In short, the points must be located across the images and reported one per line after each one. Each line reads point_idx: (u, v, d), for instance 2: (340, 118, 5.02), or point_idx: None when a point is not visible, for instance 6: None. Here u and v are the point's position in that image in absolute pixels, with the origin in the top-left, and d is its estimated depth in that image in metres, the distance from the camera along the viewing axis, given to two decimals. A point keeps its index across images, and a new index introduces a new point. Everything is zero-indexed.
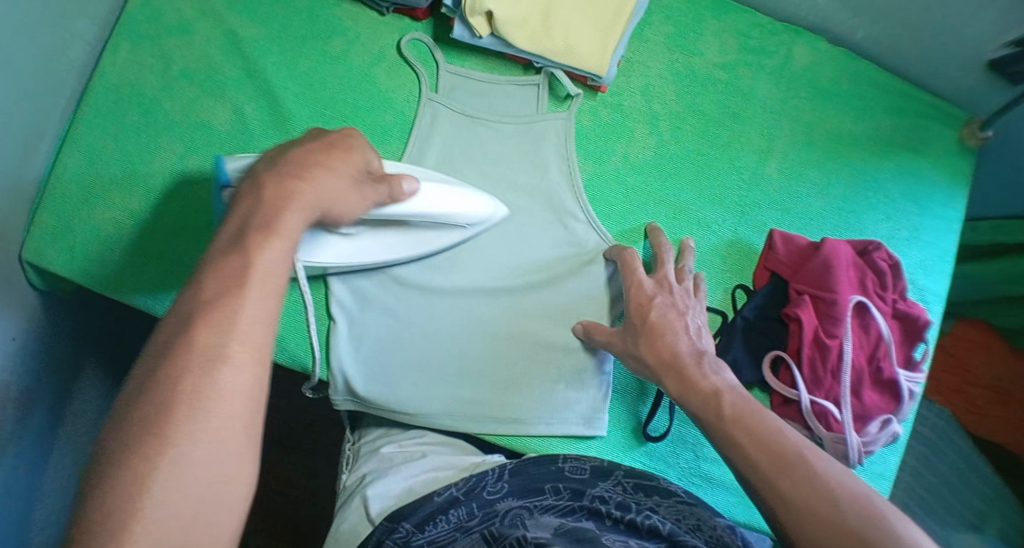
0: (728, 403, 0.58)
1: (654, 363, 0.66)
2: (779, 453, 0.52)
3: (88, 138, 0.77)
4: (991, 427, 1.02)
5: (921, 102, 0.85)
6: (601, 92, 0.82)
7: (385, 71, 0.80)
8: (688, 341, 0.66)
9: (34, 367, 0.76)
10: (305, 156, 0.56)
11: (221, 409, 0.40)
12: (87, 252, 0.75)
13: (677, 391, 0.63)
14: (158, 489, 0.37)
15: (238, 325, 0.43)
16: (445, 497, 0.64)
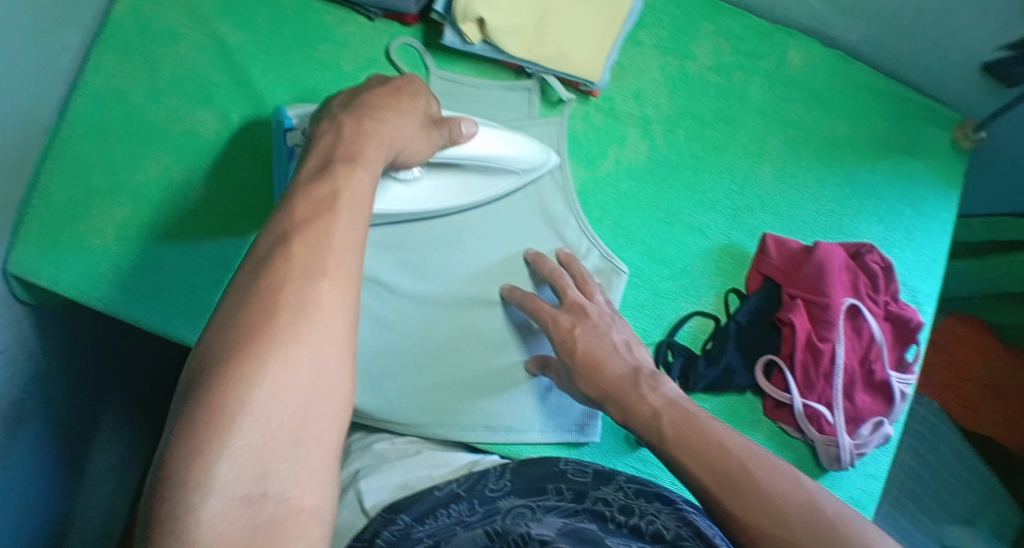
0: (671, 418, 0.58)
1: (597, 388, 0.64)
2: (723, 467, 0.52)
3: (74, 147, 0.75)
4: (982, 423, 1.03)
5: (914, 104, 0.85)
6: (593, 96, 0.81)
7: (375, 77, 0.79)
8: (622, 360, 0.65)
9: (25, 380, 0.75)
10: (372, 98, 0.55)
11: (326, 315, 0.39)
12: (76, 264, 0.74)
13: (623, 417, 0.62)
14: (264, 389, 0.36)
15: (331, 244, 0.42)
16: (445, 493, 0.64)
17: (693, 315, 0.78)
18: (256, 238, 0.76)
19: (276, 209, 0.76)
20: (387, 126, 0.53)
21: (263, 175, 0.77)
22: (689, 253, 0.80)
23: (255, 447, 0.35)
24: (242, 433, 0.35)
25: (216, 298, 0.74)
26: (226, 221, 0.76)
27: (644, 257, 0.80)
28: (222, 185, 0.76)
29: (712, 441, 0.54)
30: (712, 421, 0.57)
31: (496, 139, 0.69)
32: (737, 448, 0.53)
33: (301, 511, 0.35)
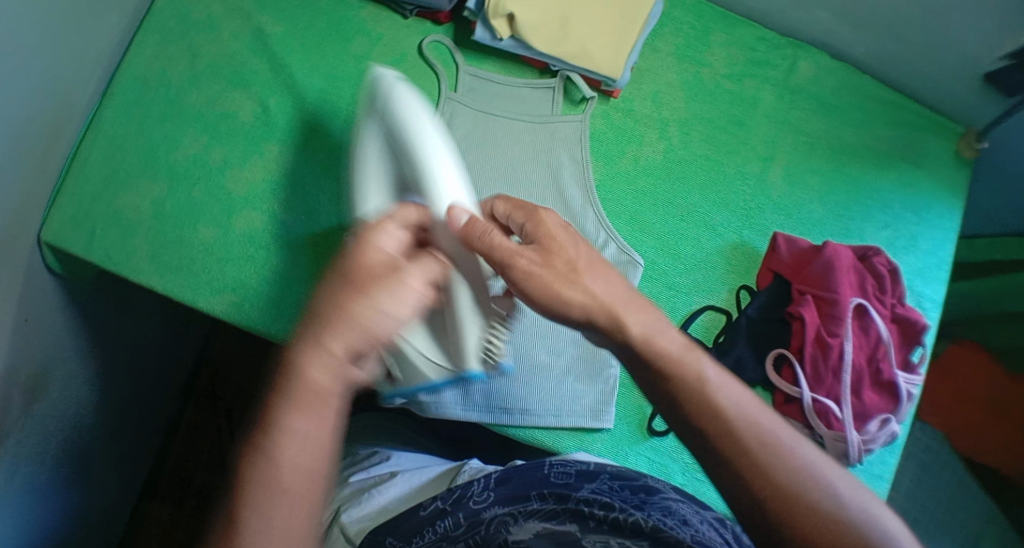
0: (689, 376, 0.53)
1: (601, 321, 0.56)
2: (745, 442, 0.49)
3: (114, 124, 0.79)
4: (984, 452, 1.03)
5: (917, 116, 0.89)
6: (613, 97, 0.85)
7: (406, 71, 0.83)
8: (579, 288, 0.57)
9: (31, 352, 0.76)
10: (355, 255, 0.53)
11: (327, 406, 0.50)
12: (108, 235, 0.76)
13: (637, 342, 0.55)
14: (286, 479, 0.48)
15: (337, 352, 0.50)
16: (430, 510, 0.67)
17: (705, 309, 0.81)
18: (285, 217, 0.78)
19: (304, 190, 0.79)
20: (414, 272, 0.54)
21: (295, 158, 0.80)
22: (702, 249, 0.83)
23: (282, 522, 0.48)
24: (273, 512, 0.48)
25: (241, 274, 0.76)
26: (255, 198, 0.79)
27: (658, 251, 0.82)
28: (255, 165, 0.79)
29: (732, 409, 0.51)
30: (726, 382, 0.53)
31: (450, 152, 0.65)
32: (752, 426, 0.50)
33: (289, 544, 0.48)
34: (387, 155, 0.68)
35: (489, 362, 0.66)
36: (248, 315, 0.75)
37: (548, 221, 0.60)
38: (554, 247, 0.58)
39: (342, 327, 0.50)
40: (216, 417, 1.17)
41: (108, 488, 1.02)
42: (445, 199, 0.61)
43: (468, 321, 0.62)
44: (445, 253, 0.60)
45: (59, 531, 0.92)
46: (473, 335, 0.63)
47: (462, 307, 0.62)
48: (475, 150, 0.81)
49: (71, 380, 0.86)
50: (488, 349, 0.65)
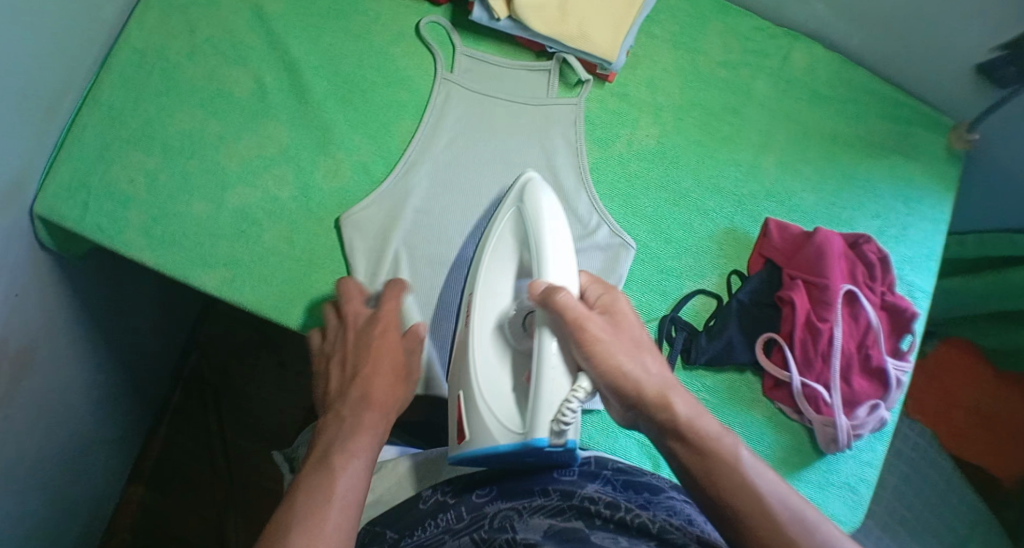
0: (722, 453, 0.57)
1: (650, 399, 0.60)
2: (780, 522, 0.52)
3: (111, 96, 0.79)
4: (977, 452, 1.04)
5: (909, 107, 0.90)
6: (608, 81, 0.86)
7: (403, 51, 0.84)
8: (641, 365, 0.61)
9: (22, 322, 0.76)
10: (337, 371, 0.70)
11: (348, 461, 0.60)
12: (102, 207, 0.76)
13: (678, 420, 0.59)
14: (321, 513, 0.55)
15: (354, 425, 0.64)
16: (430, 503, 0.69)
17: (696, 293, 0.81)
18: (279, 194, 0.78)
19: (300, 167, 0.79)
20: (371, 363, 0.68)
21: (292, 135, 0.80)
22: (694, 233, 0.83)
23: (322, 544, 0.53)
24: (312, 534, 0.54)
25: (234, 247, 0.76)
26: (251, 174, 0.79)
27: (651, 235, 0.83)
28: (250, 141, 0.80)
29: (767, 489, 0.54)
30: (757, 465, 0.57)
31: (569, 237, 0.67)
32: (786, 506, 0.54)
33: None
34: (516, 240, 0.71)
35: (556, 431, 0.60)
36: (241, 290, 0.75)
37: (619, 302, 0.65)
38: (628, 329, 0.63)
39: (345, 429, 0.64)
40: (202, 402, 1.19)
41: (93, 472, 1.02)
42: (549, 274, 0.64)
43: (553, 378, 0.60)
44: (543, 325, 0.61)
45: (44, 509, 0.91)
46: (551, 400, 0.60)
47: (552, 364, 0.60)
48: (471, 133, 0.81)
49: (62, 353, 0.86)
50: (560, 412, 0.59)
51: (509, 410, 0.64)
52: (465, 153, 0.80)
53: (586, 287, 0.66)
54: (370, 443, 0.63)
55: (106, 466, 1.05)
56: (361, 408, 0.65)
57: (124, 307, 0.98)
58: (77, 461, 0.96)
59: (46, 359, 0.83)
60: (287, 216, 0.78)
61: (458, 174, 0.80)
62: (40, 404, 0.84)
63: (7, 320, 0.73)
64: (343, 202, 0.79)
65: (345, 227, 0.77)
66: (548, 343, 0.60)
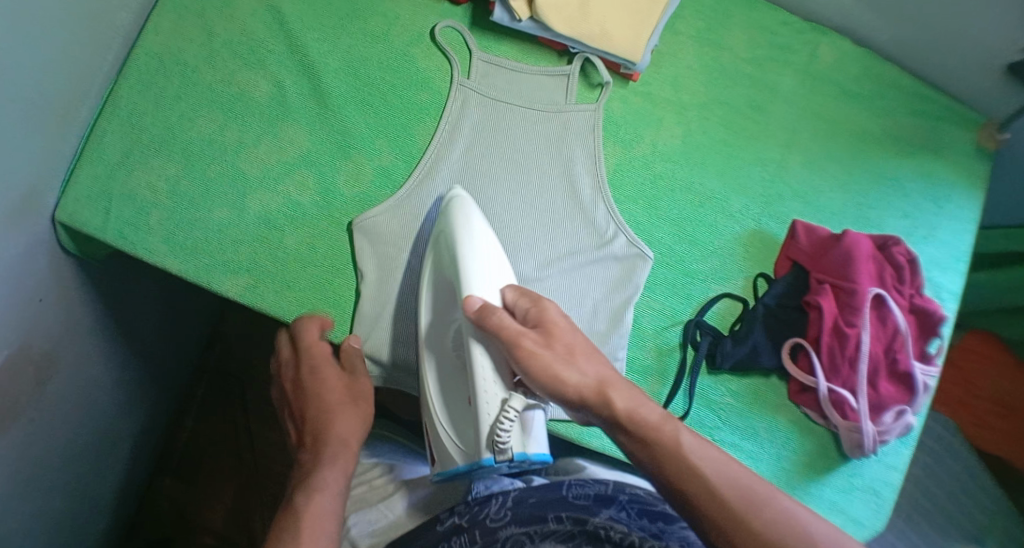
0: (665, 440, 0.57)
1: (591, 398, 0.60)
2: (730, 504, 0.53)
3: (129, 102, 0.78)
4: (995, 441, 1.04)
5: (940, 104, 0.88)
6: (633, 80, 0.84)
7: (422, 51, 0.82)
8: (577, 369, 0.61)
9: (47, 330, 0.77)
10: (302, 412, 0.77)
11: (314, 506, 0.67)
12: (123, 215, 0.76)
13: (619, 414, 0.59)
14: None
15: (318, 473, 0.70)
16: (447, 525, 0.71)
17: (722, 296, 0.80)
18: (299, 199, 0.78)
19: (319, 172, 0.79)
20: (329, 403, 0.75)
21: (311, 138, 0.79)
22: (719, 235, 0.82)
23: None
24: None
25: (255, 253, 0.76)
26: (270, 179, 0.78)
27: (675, 237, 0.81)
28: (269, 145, 0.79)
29: (710, 473, 0.55)
30: (701, 445, 0.57)
31: (493, 256, 0.70)
32: (734, 485, 0.54)
33: None
34: (439, 265, 0.72)
35: (498, 448, 0.62)
36: (264, 297, 0.75)
37: (548, 310, 0.65)
38: (558, 335, 0.63)
39: (313, 467, 0.71)
40: (229, 395, 1.20)
41: (117, 468, 1.02)
42: (473, 290, 0.66)
43: (487, 395, 0.63)
44: (474, 342, 0.65)
45: (72, 509, 0.92)
46: (489, 417, 0.63)
47: (485, 385, 0.64)
48: (486, 141, 0.80)
49: (84, 357, 0.86)
50: (496, 431, 0.62)
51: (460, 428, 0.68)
52: (486, 157, 0.79)
53: (513, 302, 0.66)
54: (336, 476, 0.71)
55: (130, 462, 1.06)
56: (322, 445, 0.73)
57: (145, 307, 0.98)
58: (102, 459, 0.97)
59: (70, 363, 0.83)
60: (309, 221, 0.77)
61: (478, 179, 0.79)
62: (66, 408, 0.84)
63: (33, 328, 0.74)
64: (364, 207, 0.78)
65: (358, 233, 0.76)
66: (479, 361, 0.64)
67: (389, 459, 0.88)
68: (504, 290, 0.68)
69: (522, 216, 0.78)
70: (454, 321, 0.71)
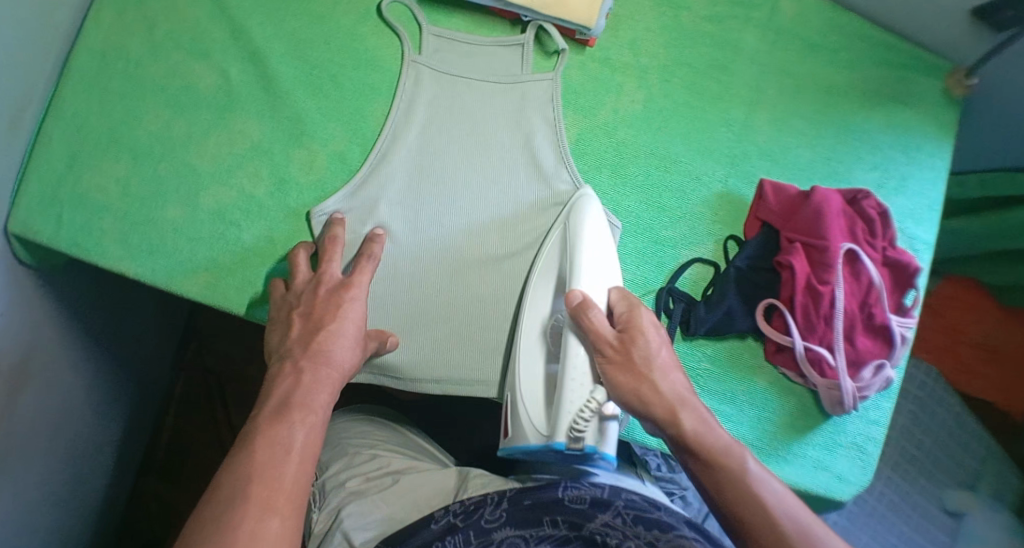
0: (731, 468, 0.62)
1: (660, 417, 0.64)
2: (786, 536, 0.58)
3: (74, 104, 0.76)
4: (984, 385, 1.07)
5: (905, 52, 0.86)
6: (588, 46, 0.82)
7: (371, 30, 0.80)
8: (660, 381, 0.64)
9: (11, 344, 0.75)
10: (303, 323, 0.67)
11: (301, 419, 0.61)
12: (76, 221, 0.74)
13: (687, 437, 0.63)
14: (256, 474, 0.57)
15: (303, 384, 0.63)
16: (440, 525, 0.71)
17: (693, 261, 0.79)
18: (256, 191, 0.76)
19: (275, 162, 0.77)
20: (339, 320, 0.67)
21: (264, 128, 0.77)
22: (688, 200, 0.81)
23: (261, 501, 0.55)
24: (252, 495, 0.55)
25: (215, 250, 0.74)
26: (224, 172, 0.76)
27: (643, 205, 0.80)
28: (221, 138, 0.77)
29: (771, 502, 0.60)
30: (765, 477, 0.62)
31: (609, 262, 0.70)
32: (791, 519, 0.60)
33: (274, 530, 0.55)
34: (557, 255, 0.72)
35: (573, 436, 0.64)
36: (229, 294, 0.74)
37: (643, 319, 0.66)
38: (641, 347, 0.64)
39: (304, 385, 0.63)
40: (208, 392, 1.18)
41: (103, 473, 1.02)
42: (580, 282, 0.67)
43: (572, 386, 0.65)
44: (570, 332, 0.66)
45: (59, 521, 0.92)
46: (570, 405, 0.65)
47: (574, 374, 0.65)
48: (444, 118, 0.78)
49: (54, 369, 0.84)
50: (575, 419, 0.64)
51: (540, 411, 0.68)
52: (441, 137, 0.77)
53: (614, 302, 0.68)
54: (327, 401, 0.63)
55: (115, 467, 1.05)
56: (318, 363, 0.64)
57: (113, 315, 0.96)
58: (85, 469, 0.96)
59: (39, 379, 0.82)
60: (269, 212, 0.76)
61: (436, 160, 0.77)
62: (40, 426, 0.83)
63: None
64: (322, 195, 0.76)
65: (313, 220, 0.75)
66: (574, 350, 0.66)
67: (385, 452, 0.88)
68: (611, 291, 0.68)
69: (481, 196, 0.77)
70: (558, 311, 0.71)
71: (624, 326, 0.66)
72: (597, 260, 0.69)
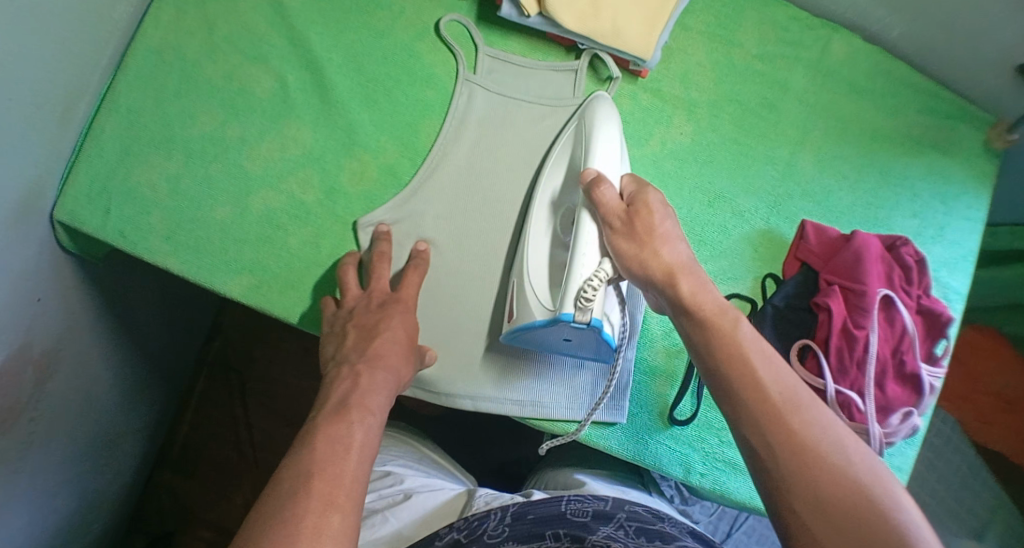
0: (727, 330, 0.57)
1: (657, 278, 0.60)
2: (776, 402, 0.54)
3: (128, 98, 0.76)
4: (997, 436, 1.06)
5: (951, 103, 0.86)
6: (641, 77, 0.83)
7: (427, 47, 0.81)
8: (669, 248, 0.60)
9: (49, 331, 0.76)
10: (356, 333, 0.69)
11: (366, 420, 0.61)
12: (124, 213, 0.75)
13: (683, 298, 0.59)
14: (320, 469, 0.56)
15: (364, 388, 0.64)
16: (446, 541, 0.71)
17: (731, 297, 0.80)
18: (303, 198, 0.77)
19: (325, 169, 0.77)
20: (390, 330, 0.69)
21: (315, 136, 0.78)
22: (727, 234, 0.81)
23: (320, 499, 0.54)
24: (309, 492, 0.54)
25: (260, 252, 0.75)
26: (275, 177, 0.77)
27: (684, 236, 0.81)
28: (273, 142, 0.77)
29: (764, 371, 0.56)
30: (762, 346, 0.57)
31: (619, 157, 0.69)
32: (780, 384, 0.55)
33: (338, 521, 0.53)
34: (569, 151, 0.73)
35: (580, 306, 0.61)
36: (271, 297, 0.75)
37: (650, 198, 0.62)
38: (647, 218, 0.61)
39: (363, 387, 0.64)
40: (229, 388, 1.19)
41: (119, 459, 1.01)
42: (596, 165, 0.66)
43: (583, 255, 0.62)
44: (582, 210, 0.64)
45: (73, 506, 0.91)
46: (580, 274, 0.62)
47: (585, 247, 0.62)
48: (493, 138, 0.79)
49: (82, 360, 0.84)
50: (583, 287, 0.61)
51: (544, 290, 0.67)
52: (491, 157, 0.78)
53: (623, 186, 0.65)
54: (383, 404, 0.64)
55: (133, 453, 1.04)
56: (374, 367, 0.66)
57: (141, 309, 0.96)
58: (102, 459, 0.96)
59: (67, 371, 0.82)
60: (317, 219, 0.77)
61: (484, 178, 0.78)
62: (64, 418, 0.83)
63: (33, 330, 0.73)
64: (369, 205, 0.77)
65: (360, 230, 0.76)
66: (585, 225, 0.63)
67: (398, 467, 0.89)
68: (623, 178, 0.66)
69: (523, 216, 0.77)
70: (565, 206, 0.70)
71: (630, 205, 0.62)
72: (608, 150, 0.68)
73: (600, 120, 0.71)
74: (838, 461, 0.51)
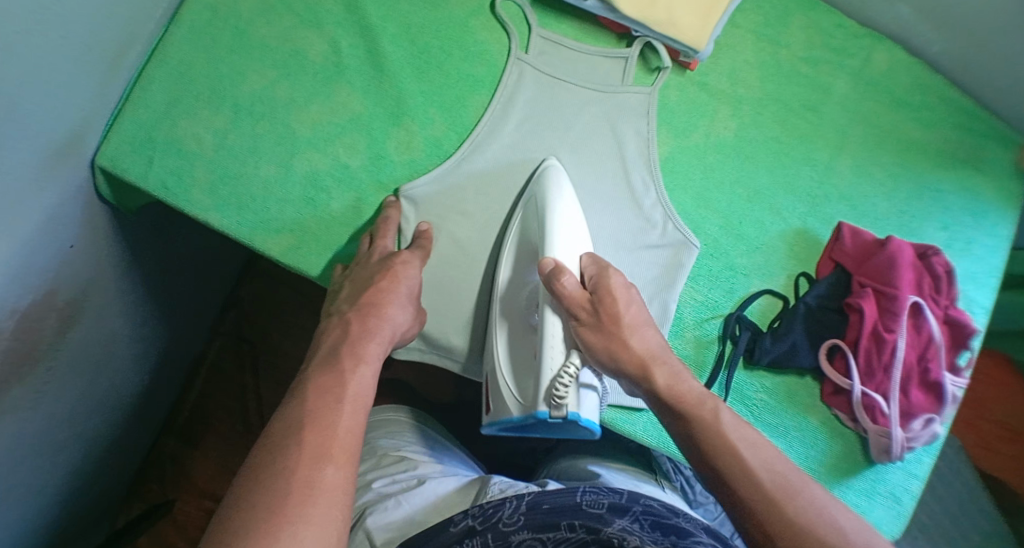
0: (696, 402, 0.64)
1: (633, 372, 0.66)
2: (744, 456, 0.61)
3: (180, 52, 0.77)
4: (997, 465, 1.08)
5: (985, 121, 0.88)
6: (690, 69, 0.84)
7: (482, 24, 0.81)
8: (637, 335, 0.67)
9: (78, 278, 0.76)
10: (351, 285, 0.71)
11: (360, 370, 0.64)
12: (167, 165, 0.75)
13: (660, 391, 0.65)
14: (314, 425, 0.58)
15: (360, 347, 0.66)
16: (460, 528, 0.68)
17: (764, 292, 0.80)
18: (348, 163, 0.77)
19: (372, 135, 0.78)
20: (394, 281, 0.69)
21: (365, 103, 0.78)
22: (763, 231, 0.82)
23: (316, 449, 0.56)
24: (304, 443, 0.56)
25: (300, 213, 0.75)
26: (322, 139, 0.77)
27: (721, 230, 0.81)
28: (321, 106, 0.77)
29: (729, 428, 0.63)
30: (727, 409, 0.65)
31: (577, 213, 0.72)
32: (746, 441, 0.63)
33: (333, 471, 0.55)
34: (523, 238, 0.73)
35: (553, 402, 0.63)
36: (310, 258, 0.75)
37: (613, 281, 0.67)
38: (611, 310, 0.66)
39: (352, 335, 0.67)
40: (240, 361, 1.18)
41: (127, 418, 1.00)
42: (554, 250, 0.67)
43: (549, 354, 0.65)
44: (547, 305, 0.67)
45: (79, 462, 0.90)
46: (548, 372, 0.64)
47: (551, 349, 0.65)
48: (540, 119, 0.79)
49: (106, 309, 0.83)
50: (555, 384, 0.63)
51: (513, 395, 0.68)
52: (536, 137, 0.79)
53: (585, 268, 0.69)
54: (378, 352, 0.67)
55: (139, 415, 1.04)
56: (361, 317, 0.68)
57: (164, 266, 0.95)
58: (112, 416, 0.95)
59: (91, 320, 0.81)
60: (361, 185, 0.77)
61: (529, 157, 0.78)
62: (82, 370, 0.82)
63: (65, 274, 0.73)
64: (412, 174, 0.77)
65: (403, 197, 0.76)
66: (550, 320, 0.66)
67: (412, 453, 0.87)
68: (580, 257, 0.69)
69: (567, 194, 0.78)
70: (526, 281, 0.72)
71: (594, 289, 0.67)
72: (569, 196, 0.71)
73: (561, 180, 0.73)
74: (804, 503, 0.59)
